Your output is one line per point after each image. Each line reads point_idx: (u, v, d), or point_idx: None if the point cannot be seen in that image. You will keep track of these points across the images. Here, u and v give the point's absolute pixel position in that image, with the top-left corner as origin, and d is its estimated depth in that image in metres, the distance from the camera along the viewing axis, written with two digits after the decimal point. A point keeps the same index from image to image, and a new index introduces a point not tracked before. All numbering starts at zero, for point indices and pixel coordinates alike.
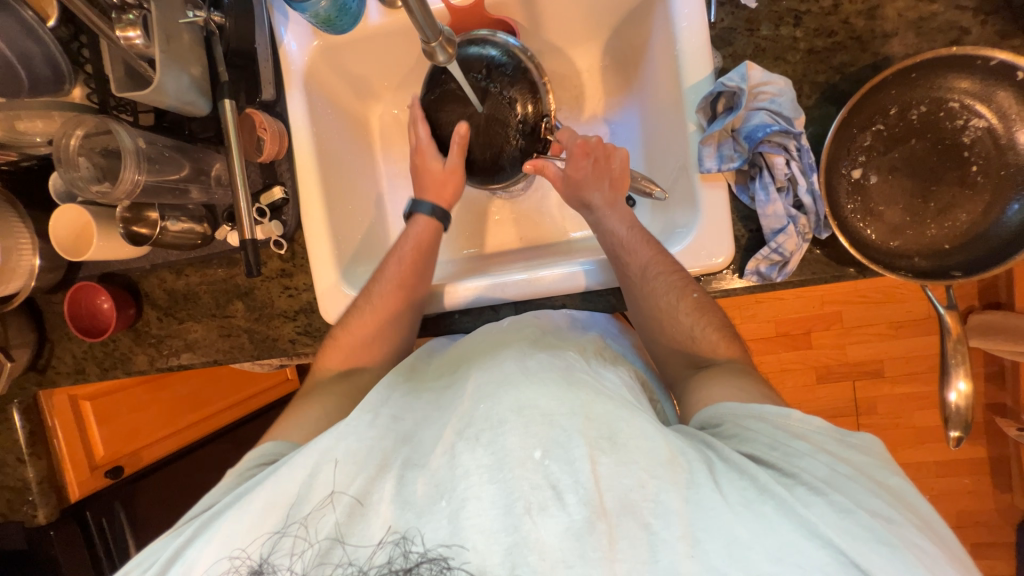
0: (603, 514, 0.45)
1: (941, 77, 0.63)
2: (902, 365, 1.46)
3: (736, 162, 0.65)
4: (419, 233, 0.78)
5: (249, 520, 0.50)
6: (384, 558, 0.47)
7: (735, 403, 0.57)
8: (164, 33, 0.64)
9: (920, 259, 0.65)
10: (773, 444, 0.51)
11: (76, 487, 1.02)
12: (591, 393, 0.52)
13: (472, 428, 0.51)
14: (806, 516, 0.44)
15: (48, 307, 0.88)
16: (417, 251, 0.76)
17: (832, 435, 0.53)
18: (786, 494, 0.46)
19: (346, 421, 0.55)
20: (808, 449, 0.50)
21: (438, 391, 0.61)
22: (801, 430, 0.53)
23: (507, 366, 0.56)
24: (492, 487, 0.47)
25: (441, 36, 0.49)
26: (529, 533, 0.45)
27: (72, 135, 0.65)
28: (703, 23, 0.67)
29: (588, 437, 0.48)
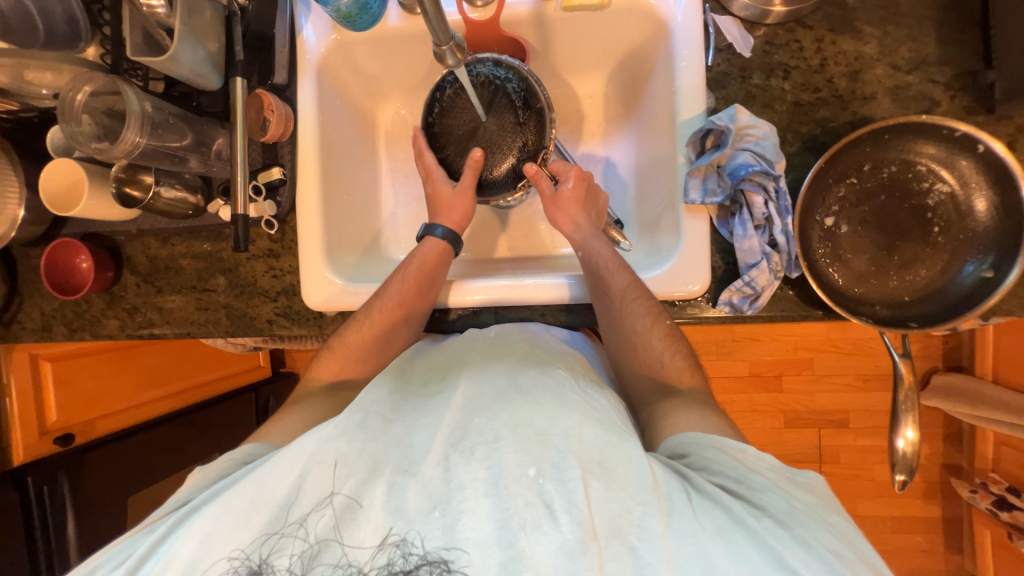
0: (594, 536, 0.45)
1: (910, 141, 0.68)
2: (866, 417, 1.49)
3: (718, 197, 0.68)
4: (423, 262, 0.75)
5: (244, 514, 0.49)
6: (384, 560, 0.46)
7: (699, 435, 0.58)
8: (187, 6, 0.67)
9: (881, 307, 0.69)
10: (737, 477, 0.52)
11: (21, 449, 1.00)
12: (582, 415, 0.53)
13: (466, 441, 0.52)
14: (777, 550, 0.45)
15: (24, 261, 0.87)
16: (404, 288, 0.73)
17: (782, 472, 0.55)
18: (756, 526, 0.47)
19: (335, 422, 0.54)
20: (768, 484, 0.52)
21: (424, 399, 0.61)
22: (760, 468, 0.54)
23: (497, 379, 0.59)
24: (487, 502, 0.48)
25: (452, 41, 0.52)
26: (524, 549, 0.45)
27: (79, 90, 0.66)
28: (701, 65, 0.71)
29: (580, 459, 0.49)
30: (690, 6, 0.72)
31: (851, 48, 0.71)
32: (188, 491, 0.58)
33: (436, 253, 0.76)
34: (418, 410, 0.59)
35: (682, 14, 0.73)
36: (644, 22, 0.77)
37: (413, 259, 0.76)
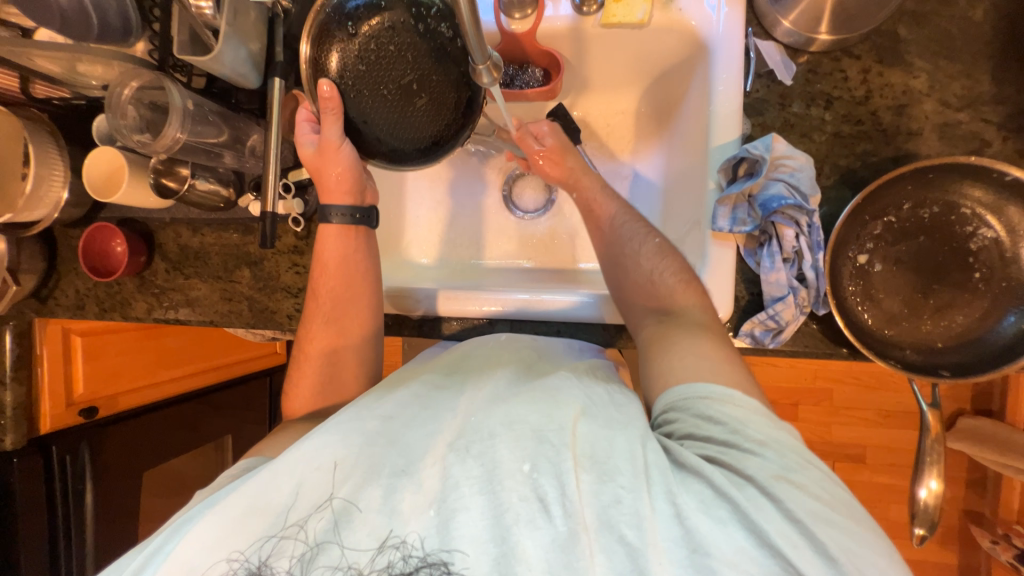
0: (585, 526, 0.46)
1: (956, 182, 0.65)
2: (885, 454, 1.44)
3: (747, 227, 0.67)
4: (338, 252, 0.76)
5: (239, 522, 0.50)
6: (384, 562, 0.46)
7: (682, 386, 0.54)
8: (233, 8, 0.68)
9: (911, 352, 0.66)
10: (725, 440, 0.49)
11: (48, 419, 1.03)
12: (576, 409, 0.53)
13: (462, 440, 0.52)
14: (757, 522, 0.44)
15: (64, 240, 0.90)
16: (334, 274, 0.75)
17: (765, 418, 0.51)
18: (738, 497, 0.45)
19: (329, 429, 0.54)
20: (756, 442, 0.49)
21: (429, 390, 0.61)
22: (744, 415, 0.51)
23: (499, 384, 0.59)
24: (482, 499, 0.48)
25: (489, 60, 0.52)
26: (517, 544, 0.46)
27: (127, 85, 0.68)
28: (739, 89, 0.70)
29: (573, 452, 0.49)
30: (732, 28, 0.70)
31: (899, 81, 0.69)
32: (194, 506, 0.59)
33: (343, 247, 0.76)
34: (421, 404, 0.58)
35: (724, 35, 0.71)
36: (682, 42, 0.75)
37: (324, 260, 0.76)
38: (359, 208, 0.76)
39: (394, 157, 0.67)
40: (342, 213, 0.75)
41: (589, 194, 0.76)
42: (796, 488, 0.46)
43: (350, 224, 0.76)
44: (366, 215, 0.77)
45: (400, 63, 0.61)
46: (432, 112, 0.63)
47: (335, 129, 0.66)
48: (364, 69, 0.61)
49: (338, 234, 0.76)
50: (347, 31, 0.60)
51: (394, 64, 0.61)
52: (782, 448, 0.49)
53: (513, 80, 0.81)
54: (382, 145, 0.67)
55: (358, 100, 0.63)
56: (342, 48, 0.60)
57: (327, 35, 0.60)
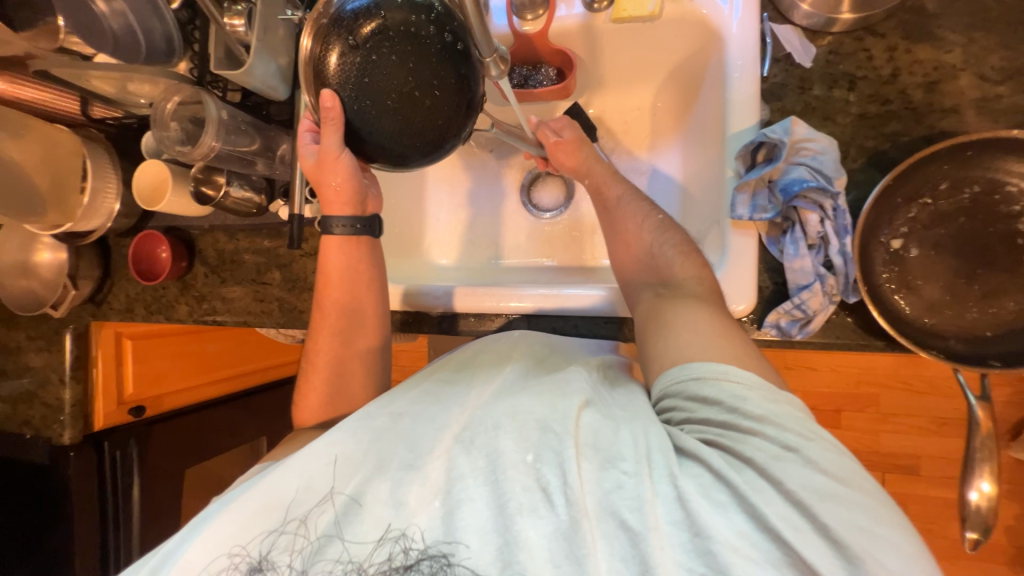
0: (587, 514, 0.45)
1: (999, 158, 0.61)
2: (941, 465, 1.33)
3: (769, 214, 0.65)
4: (341, 263, 0.77)
5: (248, 520, 0.52)
6: (384, 555, 0.47)
7: (676, 368, 0.52)
8: (264, 24, 0.72)
9: (956, 342, 0.62)
10: (721, 423, 0.47)
11: (101, 418, 1.08)
12: (581, 400, 0.53)
13: (468, 432, 0.53)
14: (757, 506, 0.43)
15: (117, 248, 0.98)
16: (339, 283, 0.77)
17: (764, 391, 0.48)
18: (738, 481, 0.44)
19: (342, 425, 0.57)
20: (754, 421, 0.46)
21: (434, 386, 0.62)
22: (742, 391, 0.48)
23: (507, 378, 0.60)
24: (486, 490, 0.48)
25: (495, 53, 0.53)
26: (518, 532, 0.46)
27: (169, 99, 0.75)
28: (755, 75, 0.68)
29: (576, 441, 0.49)
30: (746, 14, 0.69)
31: (930, 57, 0.66)
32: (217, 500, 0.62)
33: (347, 260, 0.77)
34: (429, 400, 0.59)
35: (738, 22, 0.70)
36: (695, 32, 0.75)
37: (326, 271, 0.77)
38: (360, 220, 0.77)
39: (397, 159, 0.64)
40: (345, 224, 0.77)
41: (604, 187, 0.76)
42: (801, 463, 0.43)
43: (353, 235, 0.78)
44: (368, 225, 0.78)
45: (401, 63, 0.57)
46: (434, 111, 0.59)
47: (333, 138, 0.64)
48: (366, 73, 0.58)
49: (342, 246, 0.78)
50: (345, 32, 0.58)
51: (393, 64, 0.58)
52: (784, 422, 0.46)
53: (527, 80, 0.82)
54: (385, 149, 0.63)
55: (362, 103, 0.60)
56: (342, 53, 0.58)
57: (327, 39, 0.58)
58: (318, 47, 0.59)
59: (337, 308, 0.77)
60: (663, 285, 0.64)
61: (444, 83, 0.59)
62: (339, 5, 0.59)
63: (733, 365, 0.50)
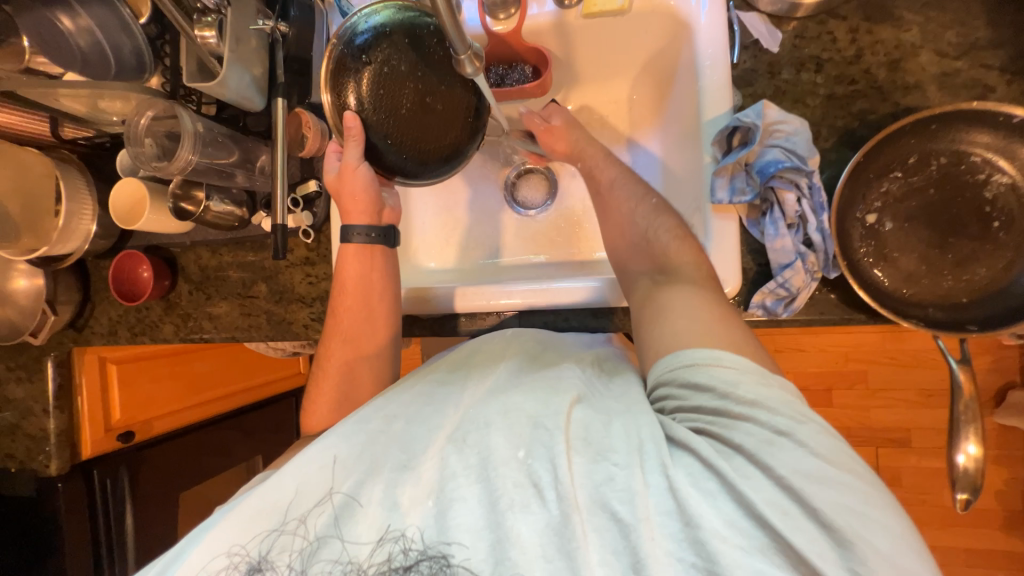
0: (578, 507, 0.46)
1: (961, 130, 0.63)
2: (931, 435, 1.37)
3: (747, 196, 0.66)
4: (355, 276, 0.77)
5: (247, 523, 0.51)
6: (384, 556, 0.47)
7: (669, 357, 0.53)
8: (235, 35, 0.72)
9: (933, 310, 0.64)
10: (715, 408, 0.48)
11: (89, 445, 1.05)
12: (573, 396, 0.53)
13: (460, 430, 0.52)
14: (742, 491, 0.43)
15: (96, 270, 0.96)
16: (353, 292, 0.76)
17: (755, 375, 0.48)
18: (725, 468, 0.44)
19: (338, 429, 0.56)
20: (746, 408, 0.47)
21: (430, 385, 0.62)
22: (734, 376, 0.48)
23: (500, 375, 0.60)
24: (478, 487, 0.48)
25: (470, 50, 0.53)
26: (511, 529, 0.46)
27: (143, 115, 0.75)
28: (726, 62, 0.70)
29: (567, 435, 0.49)
30: (713, 5, 0.71)
31: (890, 36, 0.68)
32: None
33: (363, 269, 0.77)
34: (423, 401, 0.59)
35: (706, 12, 0.71)
36: (665, 24, 0.76)
37: (342, 282, 0.77)
38: (376, 228, 0.78)
39: (413, 173, 0.69)
40: (362, 233, 0.77)
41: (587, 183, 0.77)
42: (793, 447, 0.44)
43: (369, 243, 0.77)
44: (383, 235, 0.78)
45: (414, 83, 0.63)
46: (443, 123, 0.65)
47: (354, 150, 0.68)
48: (382, 95, 0.63)
49: (359, 254, 0.77)
50: (361, 62, 0.62)
51: (406, 85, 0.63)
52: (775, 406, 0.46)
53: (503, 79, 0.82)
54: (402, 163, 0.68)
55: (380, 122, 0.65)
56: (359, 80, 0.63)
57: (344, 70, 0.63)
58: (339, 72, 0.63)
59: (349, 317, 0.77)
60: (660, 273, 0.65)
61: (453, 102, 0.64)
62: (347, 36, 0.63)
63: (726, 351, 0.51)
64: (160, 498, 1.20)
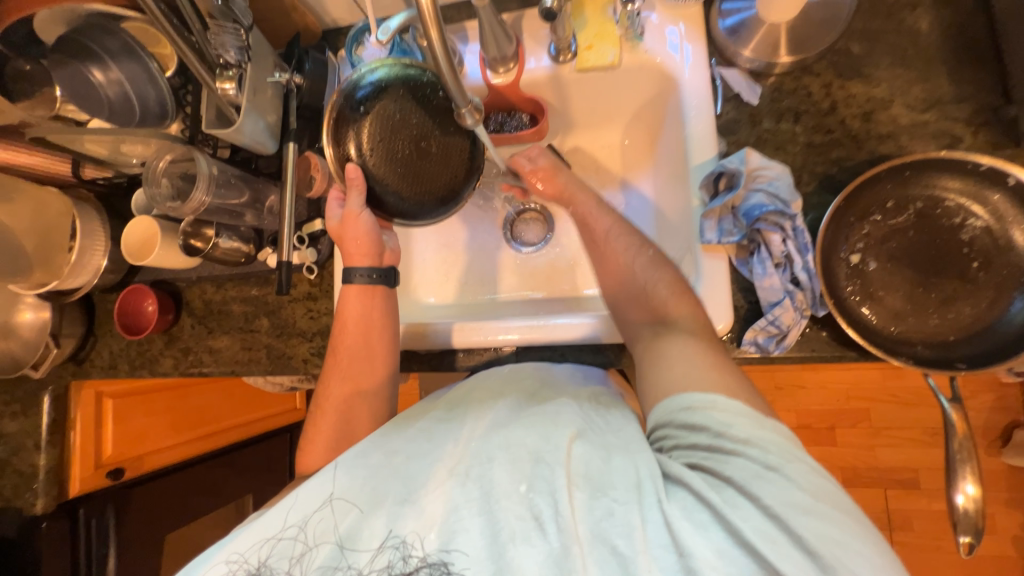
0: (578, 539, 0.46)
1: (934, 177, 0.66)
2: (938, 476, 1.34)
3: (735, 237, 0.69)
4: (356, 313, 0.78)
5: (252, 530, 0.53)
6: (384, 562, 0.48)
7: (666, 401, 0.54)
8: (253, 87, 0.77)
9: (923, 348, 0.65)
10: (709, 447, 0.48)
11: (77, 482, 1.04)
12: (572, 431, 0.53)
13: (462, 465, 0.52)
14: (733, 522, 0.43)
15: (101, 304, 0.98)
16: (355, 329, 0.77)
17: (752, 417, 0.49)
18: (716, 499, 0.45)
19: (347, 451, 0.58)
20: (740, 447, 0.47)
21: (430, 422, 0.61)
22: (730, 417, 0.49)
23: (501, 412, 0.60)
24: (481, 520, 0.48)
25: (470, 104, 0.58)
26: (511, 560, 0.45)
27: (161, 158, 0.80)
28: (710, 113, 0.75)
29: (567, 471, 0.49)
30: (696, 63, 0.77)
31: (861, 91, 0.73)
32: None
33: (363, 307, 0.79)
34: (424, 437, 0.58)
35: (689, 69, 0.77)
36: (653, 79, 0.82)
37: (343, 319, 0.78)
38: (377, 269, 0.80)
39: (409, 214, 0.72)
40: (363, 274, 0.79)
41: None
42: (785, 484, 0.44)
43: (370, 284, 0.80)
44: (383, 275, 0.80)
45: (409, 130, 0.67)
46: (437, 164, 0.68)
47: (356, 198, 0.72)
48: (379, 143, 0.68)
49: (360, 295, 0.79)
50: (360, 113, 0.67)
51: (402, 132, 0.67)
52: (768, 446, 0.47)
53: (502, 126, 0.88)
54: (398, 205, 0.71)
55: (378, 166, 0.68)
56: (358, 129, 0.67)
57: (344, 121, 0.68)
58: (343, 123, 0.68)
59: (348, 352, 0.78)
60: (660, 323, 0.65)
61: (448, 147, 0.68)
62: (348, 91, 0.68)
63: (722, 394, 0.51)
64: (145, 539, 1.16)
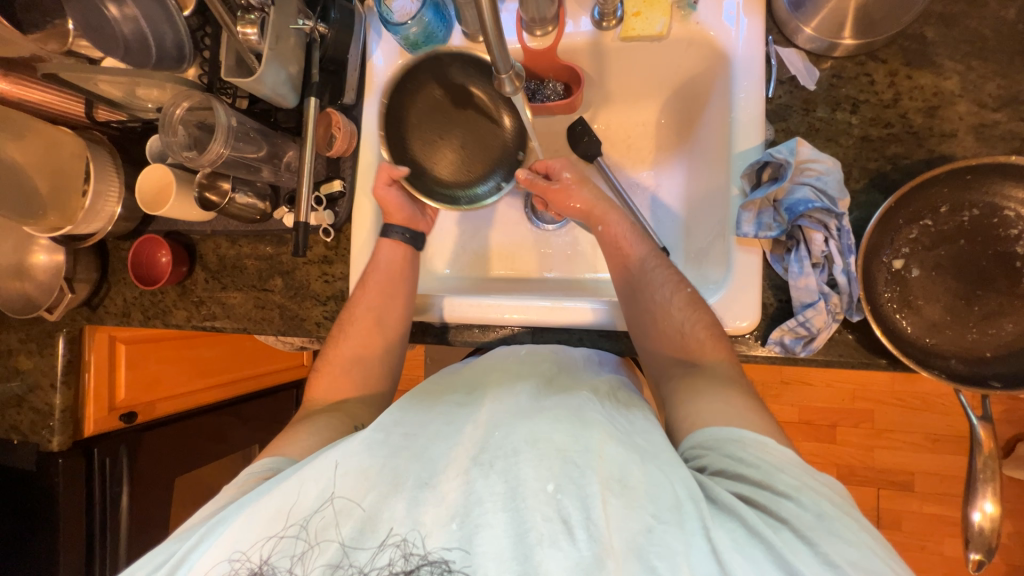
0: (613, 553, 0.44)
1: (997, 183, 0.62)
2: (936, 482, 1.34)
3: (774, 232, 0.65)
4: (389, 267, 0.80)
5: (259, 523, 0.51)
6: (385, 560, 0.47)
7: (715, 428, 0.56)
8: (276, 33, 0.73)
9: (956, 362, 0.63)
10: (760, 481, 0.50)
11: (91, 423, 1.06)
12: (604, 433, 0.53)
13: (486, 454, 0.52)
14: (792, 563, 0.43)
15: (115, 252, 0.97)
16: (387, 275, 0.79)
17: (804, 467, 0.52)
18: (773, 538, 0.45)
19: (359, 438, 0.56)
20: (793, 485, 0.49)
21: (450, 407, 0.61)
22: (779, 461, 0.52)
23: (521, 400, 0.58)
24: (505, 516, 0.47)
25: (511, 70, 0.54)
26: (538, 564, 0.44)
27: (179, 105, 0.75)
28: (761, 96, 0.70)
29: (601, 475, 0.48)
30: (752, 37, 0.71)
31: (930, 82, 0.67)
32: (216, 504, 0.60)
33: (392, 257, 0.80)
34: (444, 420, 0.58)
35: (744, 44, 0.71)
36: (702, 53, 0.76)
37: (375, 265, 0.79)
38: (411, 230, 0.82)
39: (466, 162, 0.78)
40: (400, 233, 0.81)
41: (608, 205, 0.76)
42: (838, 538, 0.45)
43: (403, 243, 0.81)
44: (414, 237, 0.82)
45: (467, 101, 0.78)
46: (485, 152, 0.78)
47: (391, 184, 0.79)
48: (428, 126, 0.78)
49: (392, 249, 0.80)
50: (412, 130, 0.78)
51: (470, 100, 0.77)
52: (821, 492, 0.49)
53: (534, 95, 0.84)
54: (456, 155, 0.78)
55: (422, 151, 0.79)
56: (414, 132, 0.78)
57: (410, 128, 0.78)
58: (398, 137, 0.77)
59: (369, 304, 0.77)
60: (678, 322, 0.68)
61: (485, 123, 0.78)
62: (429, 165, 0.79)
63: (773, 439, 0.54)
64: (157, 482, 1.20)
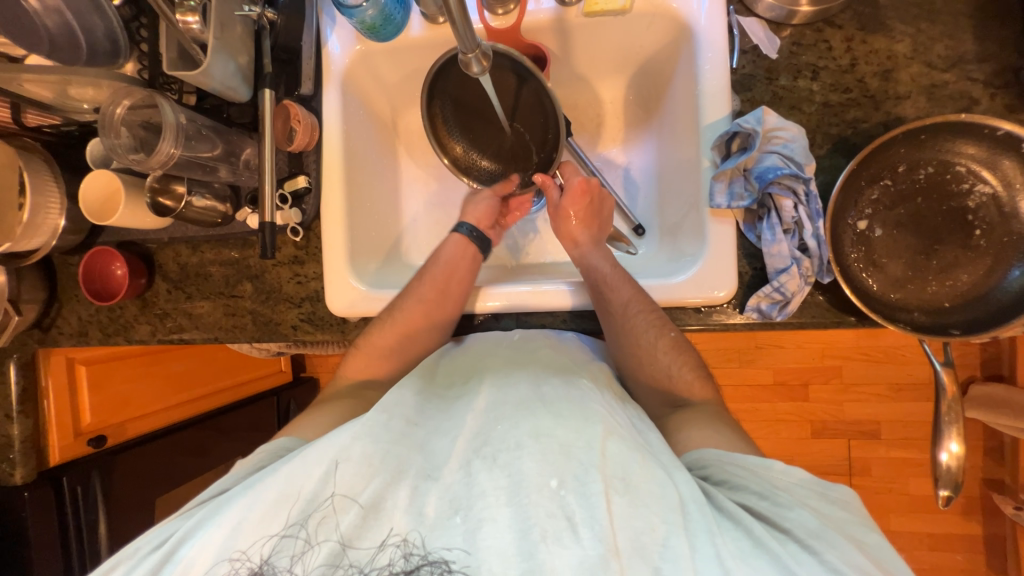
0: (617, 553, 0.45)
1: (948, 141, 0.65)
2: (899, 428, 1.43)
3: (745, 201, 0.67)
4: (450, 262, 0.79)
5: (261, 518, 0.49)
6: (386, 559, 0.47)
7: (715, 451, 0.58)
8: (220, 21, 0.69)
9: (919, 314, 0.66)
10: (763, 496, 0.53)
11: (56, 450, 1.01)
12: (606, 428, 0.52)
13: (489, 448, 0.52)
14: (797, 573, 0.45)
15: (63, 267, 0.90)
16: (442, 272, 0.77)
17: (813, 488, 0.54)
18: (780, 551, 0.46)
19: (360, 422, 0.54)
20: (795, 501, 0.52)
21: (449, 402, 0.62)
22: (784, 483, 0.54)
23: (522, 387, 0.58)
24: (509, 511, 0.48)
25: (477, 49, 0.52)
26: (544, 561, 0.45)
27: (119, 104, 0.69)
28: (725, 67, 0.70)
29: (604, 474, 0.49)
30: (713, 9, 0.71)
31: (883, 46, 0.69)
32: (219, 481, 0.61)
33: (456, 256, 0.79)
34: (443, 412, 0.59)
35: (705, 16, 0.71)
36: (665, 27, 0.76)
37: (437, 260, 0.79)
38: (478, 229, 0.81)
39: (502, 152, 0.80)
40: (466, 230, 0.81)
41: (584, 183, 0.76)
42: (847, 549, 0.48)
43: (469, 241, 0.81)
44: (481, 238, 0.81)
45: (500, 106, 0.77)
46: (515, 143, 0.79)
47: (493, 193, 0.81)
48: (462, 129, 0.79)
49: (458, 247, 0.80)
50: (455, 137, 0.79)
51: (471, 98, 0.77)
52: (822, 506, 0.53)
53: None
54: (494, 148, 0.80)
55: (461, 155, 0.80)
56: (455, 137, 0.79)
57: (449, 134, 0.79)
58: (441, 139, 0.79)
59: (419, 297, 0.76)
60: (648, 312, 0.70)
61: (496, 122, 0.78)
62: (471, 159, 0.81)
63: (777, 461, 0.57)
64: None
